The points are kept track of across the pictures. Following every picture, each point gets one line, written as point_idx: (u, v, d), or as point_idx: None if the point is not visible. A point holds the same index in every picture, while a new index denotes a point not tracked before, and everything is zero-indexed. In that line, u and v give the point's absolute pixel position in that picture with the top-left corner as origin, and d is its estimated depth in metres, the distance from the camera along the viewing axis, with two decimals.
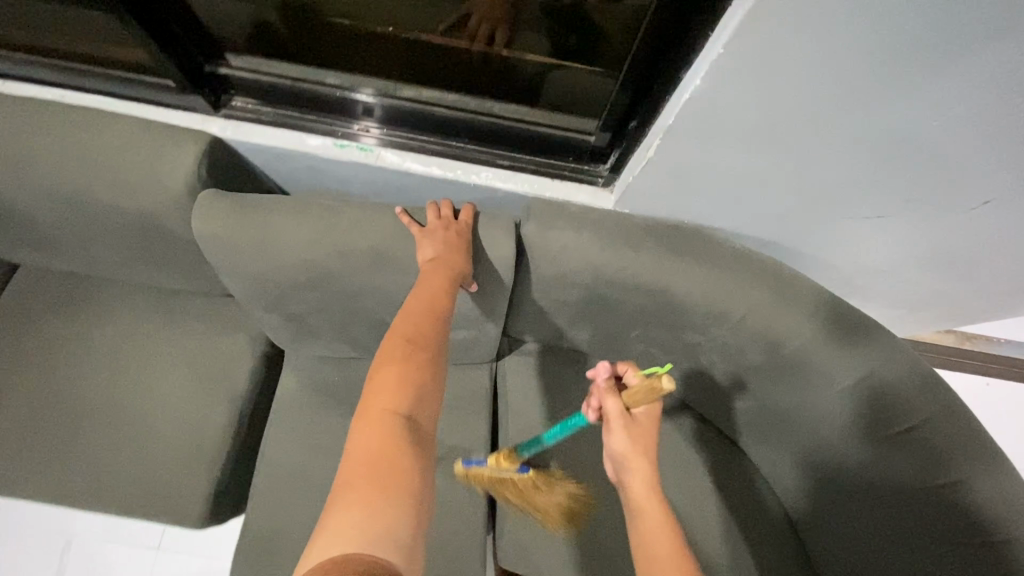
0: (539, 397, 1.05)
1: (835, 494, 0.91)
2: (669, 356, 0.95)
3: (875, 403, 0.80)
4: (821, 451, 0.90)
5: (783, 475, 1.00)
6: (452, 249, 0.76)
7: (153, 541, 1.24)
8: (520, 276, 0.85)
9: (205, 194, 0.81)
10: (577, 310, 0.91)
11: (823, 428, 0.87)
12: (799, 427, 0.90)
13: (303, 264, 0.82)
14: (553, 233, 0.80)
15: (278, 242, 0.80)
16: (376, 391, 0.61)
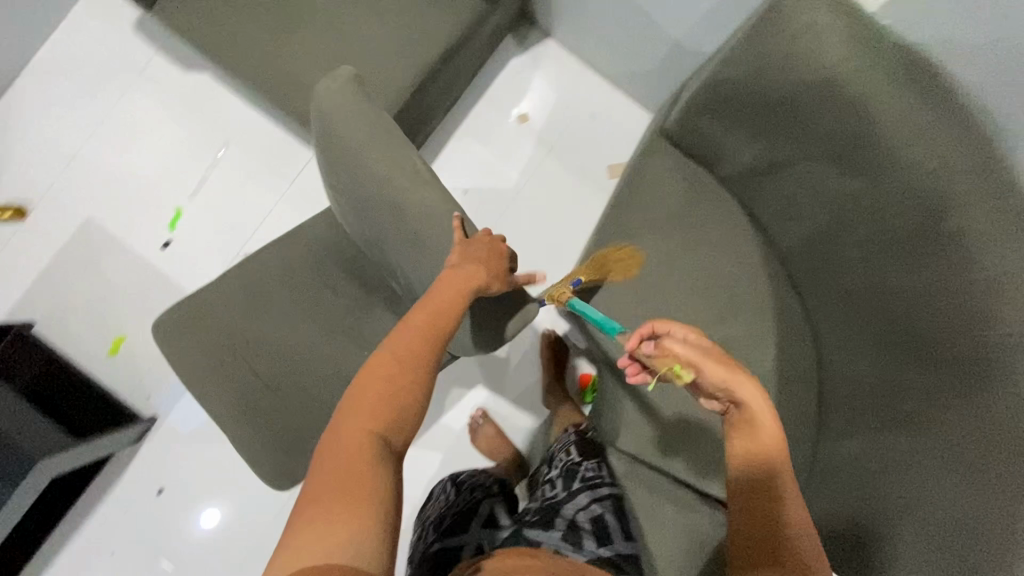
0: (669, 197, 1.19)
1: (889, 382, 0.97)
2: (814, 200, 1.01)
3: (984, 303, 0.81)
4: (901, 336, 0.95)
5: (846, 355, 1.07)
6: (476, 270, 0.87)
7: (291, 174, 1.43)
8: (740, 50, 0.91)
9: (347, 71, 0.95)
10: (762, 116, 0.97)
11: (916, 312, 0.91)
12: (892, 309, 0.95)
13: (372, 181, 0.93)
14: (806, 16, 0.83)
15: (366, 153, 0.91)
16: (370, 399, 0.72)
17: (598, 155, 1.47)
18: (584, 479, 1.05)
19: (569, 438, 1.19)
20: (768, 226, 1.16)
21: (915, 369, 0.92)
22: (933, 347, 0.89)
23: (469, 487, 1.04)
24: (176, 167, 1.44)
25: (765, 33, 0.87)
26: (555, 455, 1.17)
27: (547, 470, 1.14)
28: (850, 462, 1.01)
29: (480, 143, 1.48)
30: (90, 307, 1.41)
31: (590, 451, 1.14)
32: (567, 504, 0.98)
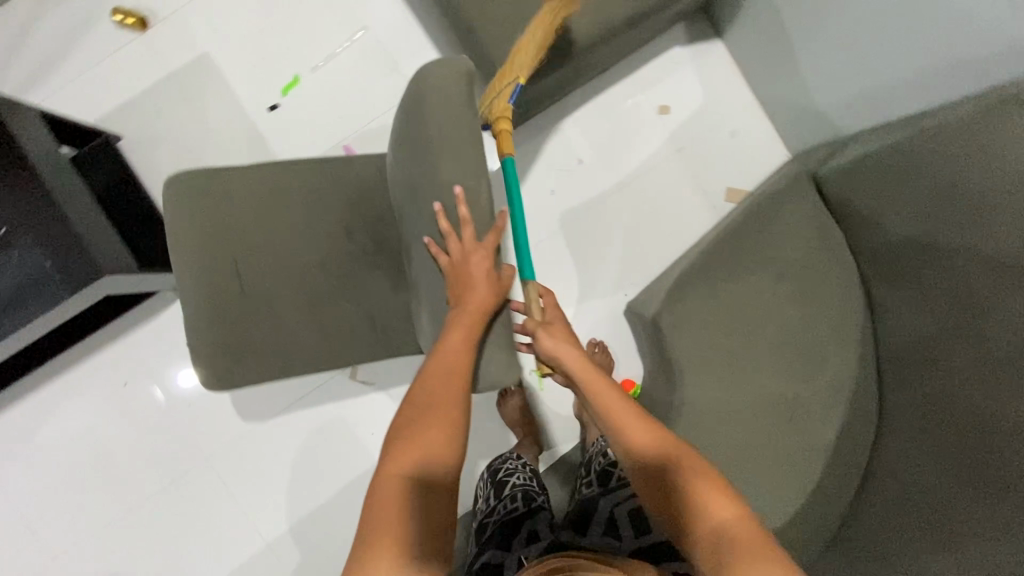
0: (792, 243, 1.17)
1: (946, 505, 0.92)
2: (946, 303, 0.96)
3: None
4: (972, 465, 0.89)
5: (907, 466, 1.02)
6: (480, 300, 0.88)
7: (417, 84, 1.39)
8: (960, 124, 0.88)
9: (462, 59, 0.87)
10: (935, 201, 0.93)
11: (1012, 452, 0.84)
12: (983, 439, 0.88)
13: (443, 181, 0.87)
14: None
15: (448, 156, 0.85)
16: (404, 450, 0.80)
17: (721, 175, 1.41)
18: (620, 476, 1.06)
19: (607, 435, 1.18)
20: (884, 314, 1.10)
21: (978, 495, 0.88)
22: (1002, 479, 0.85)
23: (510, 496, 1.08)
24: (309, 35, 1.38)
25: (1000, 115, 0.83)
26: (595, 451, 1.17)
27: (588, 468, 1.15)
28: (878, 562, 0.98)
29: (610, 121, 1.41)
30: (179, 141, 1.37)
31: None
32: (604, 499, 1.02)
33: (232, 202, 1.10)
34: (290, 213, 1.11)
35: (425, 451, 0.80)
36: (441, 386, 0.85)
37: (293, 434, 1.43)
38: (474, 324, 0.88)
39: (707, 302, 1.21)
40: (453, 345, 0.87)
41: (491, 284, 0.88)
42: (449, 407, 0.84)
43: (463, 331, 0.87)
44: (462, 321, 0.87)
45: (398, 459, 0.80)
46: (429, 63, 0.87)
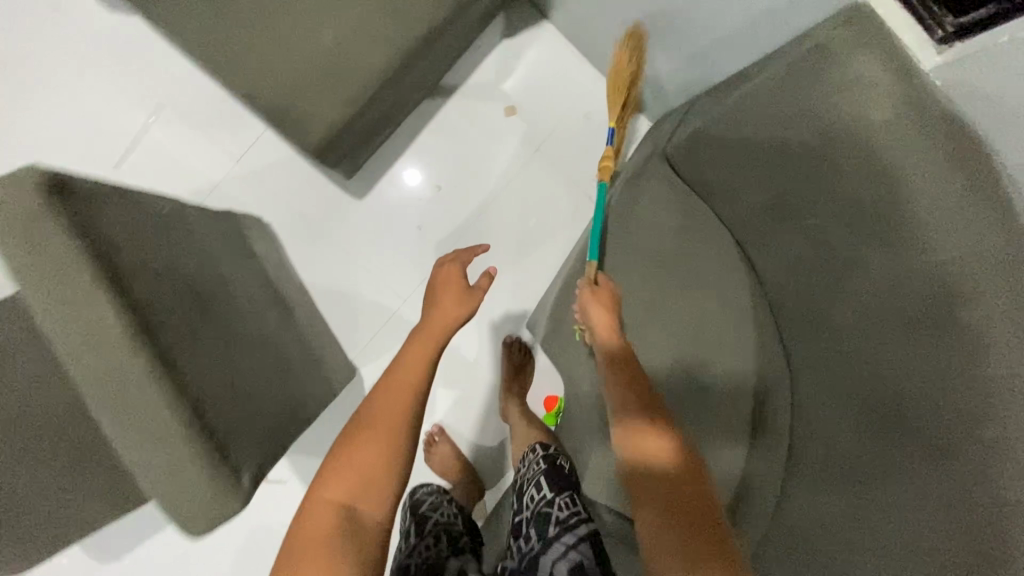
0: (663, 230, 1.09)
1: (858, 457, 0.91)
2: (820, 258, 0.91)
3: (982, 393, 0.73)
4: (878, 415, 0.88)
5: (820, 423, 1.00)
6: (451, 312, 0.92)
7: (237, 152, 1.25)
8: (776, 87, 0.80)
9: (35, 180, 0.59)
10: (777, 165, 0.87)
11: (909, 399, 0.83)
12: (883, 389, 0.87)
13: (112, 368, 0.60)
14: (859, 66, 0.72)
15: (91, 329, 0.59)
16: (336, 477, 0.71)
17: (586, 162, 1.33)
18: (559, 520, 0.94)
19: (540, 462, 1.10)
20: (770, 280, 1.04)
21: (892, 445, 0.85)
22: (908, 425, 0.83)
23: (432, 534, 1.01)
24: (100, 131, 1.23)
25: (810, 72, 0.76)
26: (526, 483, 1.08)
27: (519, 502, 1.06)
28: (818, 531, 0.92)
29: (457, 138, 1.32)
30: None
31: (563, 483, 1.04)
32: (547, 550, 0.90)
33: None
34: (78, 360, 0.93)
35: (359, 474, 0.71)
36: (390, 410, 0.76)
37: (218, 555, 1.32)
38: (441, 338, 0.88)
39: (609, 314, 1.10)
40: (408, 367, 0.81)
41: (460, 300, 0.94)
42: (389, 421, 0.75)
43: (443, 333, 0.89)
44: (427, 335, 0.86)
45: (333, 487, 0.70)
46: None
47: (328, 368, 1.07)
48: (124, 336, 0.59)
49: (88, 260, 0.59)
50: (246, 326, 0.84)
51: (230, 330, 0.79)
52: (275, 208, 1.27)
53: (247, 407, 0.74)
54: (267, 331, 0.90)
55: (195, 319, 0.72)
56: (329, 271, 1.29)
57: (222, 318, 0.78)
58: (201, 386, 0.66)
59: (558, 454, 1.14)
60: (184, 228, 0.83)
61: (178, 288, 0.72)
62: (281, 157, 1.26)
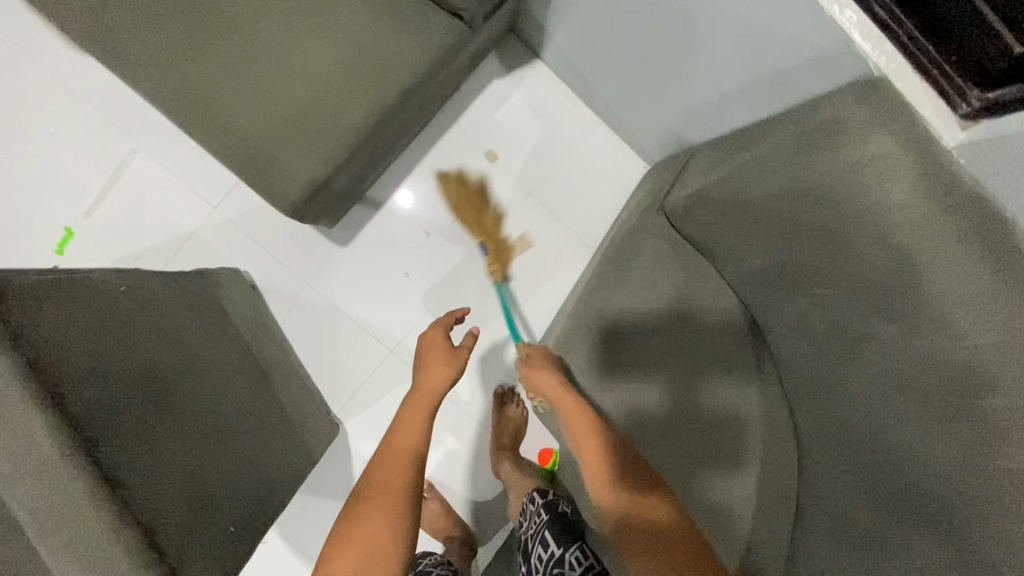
0: (663, 288, 1.01)
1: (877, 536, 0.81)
2: (832, 327, 0.85)
3: (1002, 489, 0.66)
4: (898, 497, 0.80)
5: (831, 495, 0.90)
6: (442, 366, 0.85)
7: (213, 199, 1.19)
8: (788, 152, 0.76)
9: None
10: (786, 232, 0.81)
11: (937, 485, 0.74)
12: (907, 470, 0.78)
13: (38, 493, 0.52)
14: (876, 141, 0.66)
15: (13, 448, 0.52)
16: (337, 563, 0.64)
17: (582, 208, 1.28)
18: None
19: (541, 514, 0.98)
20: (778, 348, 0.97)
21: (913, 534, 0.76)
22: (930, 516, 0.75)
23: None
24: (70, 176, 1.17)
25: (821, 144, 0.71)
26: (530, 540, 0.97)
27: (528, 566, 0.95)
28: None
29: (449, 181, 1.26)
30: None
31: (571, 535, 0.92)
32: None
33: None
34: None
35: (363, 555, 0.64)
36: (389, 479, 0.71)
37: None
38: (436, 394, 0.82)
39: (604, 379, 1.01)
40: (406, 432, 0.75)
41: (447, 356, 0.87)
42: (388, 492, 0.69)
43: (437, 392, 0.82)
44: (419, 397, 0.80)
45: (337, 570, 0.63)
46: None
47: (306, 435, 1.00)
48: (63, 458, 0.53)
49: (25, 376, 0.53)
50: (218, 410, 0.78)
51: (196, 421, 0.72)
52: (253, 257, 1.20)
53: (208, 512, 0.66)
54: (241, 408, 0.84)
55: (154, 421, 0.65)
56: (313, 322, 1.23)
57: (187, 406, 0.72)
58: (156, 502, 0.59)
59: (559, 501, 1.02)
60: (147, 304, 0.77)
61: (134, 385, 0.65)
62: (260, 204, 1.20)
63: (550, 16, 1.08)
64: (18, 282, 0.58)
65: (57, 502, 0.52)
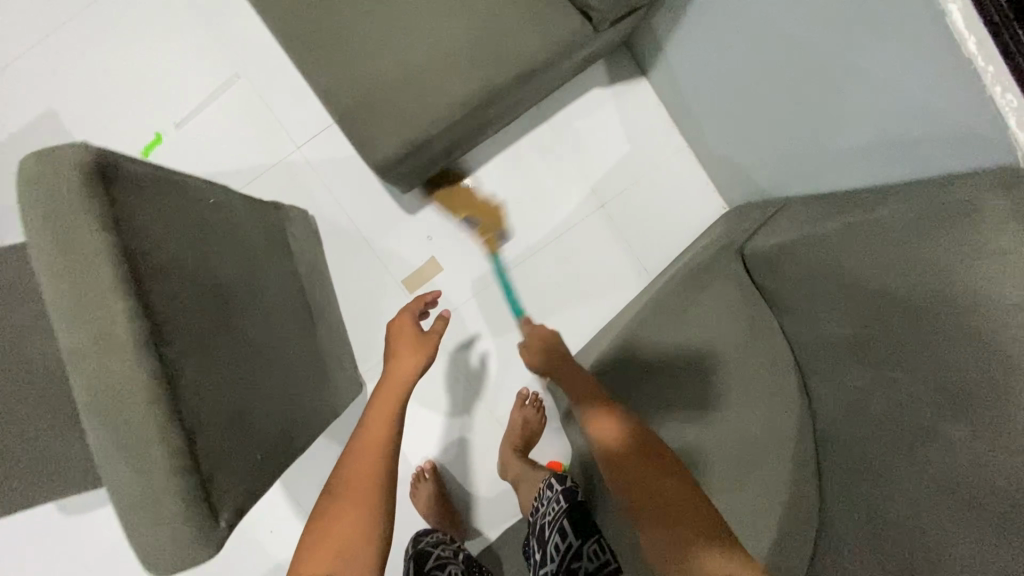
0: (724, 330, 1.00)
1: None
2: (893, 414, 0.80)
3: None
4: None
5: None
6: (408, 362, 0.88)
7: (299, 138, 1.21)
8: (900, 227, 0.73)
9: (74, 146, 0.53)
10: (870, 309, 0.79)
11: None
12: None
13: (101, 374, 0.53)
14: (1006, 234, 0.62)
15: (85, 326, 0.52)
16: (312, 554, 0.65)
17: (650, 234, 1.26)
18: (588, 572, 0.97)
19: (559, 502, 1.05)
20: (825, 425, 0.93)
21: None
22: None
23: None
24: (174, 85, 1.20)
25: (940, 224, 0.69)
26: (546, 523, 1.05)
27: (540, 547, 1.05)
28: None
29: (523, 174, 1.25)
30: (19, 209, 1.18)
31: (587, 527, 1.01)
32: None
33: None
34: None
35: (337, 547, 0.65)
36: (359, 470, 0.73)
37: None
38: (401, 389, 0.84)
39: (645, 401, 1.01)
40: (374, 425, 0.77)
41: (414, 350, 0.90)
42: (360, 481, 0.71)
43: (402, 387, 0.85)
44: (387, 389, 0.83)
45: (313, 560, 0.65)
46: (27, 164, 0.52)
47: (335, 387, 1.01)
48: (133, 347, 0.53)
49: (119, 256, 0.53)
50: (268, 342, 0.79)
51: (248, 343, 0.72)
52: (322, 202, 1.22)
53: (244, 433, 0.66)
54: (287, 344, 0.85)
55: (214, 333, 0.65)
56: (364, 278, 1.24)
57: (243, 330, 0.72)
58: (202, 413, 0.59)
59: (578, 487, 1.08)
60: (230, 220, 0.78)
61: (202, 294, 0.65)
62: (342, 154, 1.22)
63: (672, 37, 1.07)
64: (127, 165, 0.58)
65: (121, 388, 0.53)
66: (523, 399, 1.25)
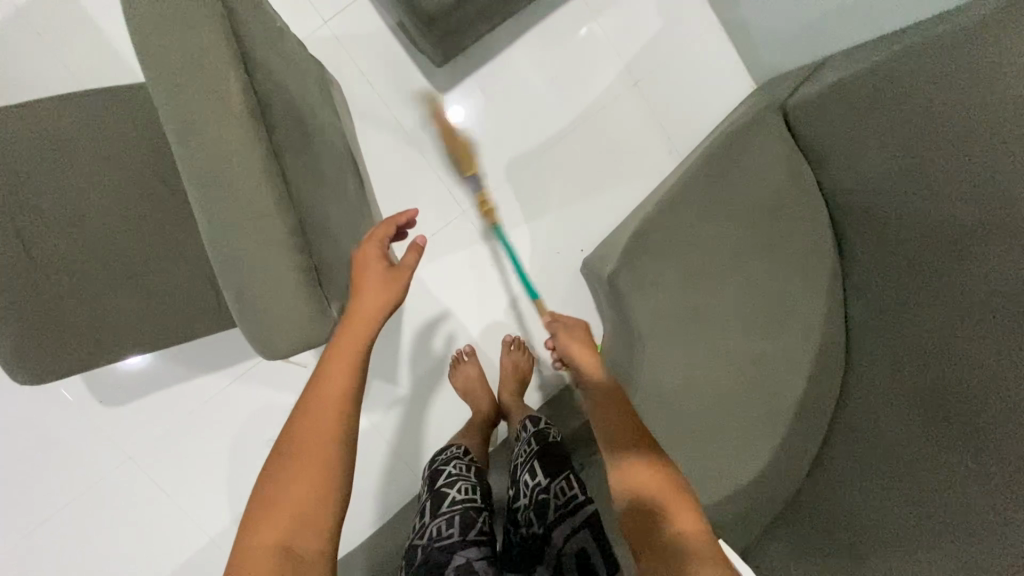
0: (763, 185, 1.04)
1: (901, 436, 0.86)
2: (916, 240, 0.85)
3: (1012, 375, 0.72)
4: (927, 386, 0.83)
5: (873, 401, 0.92)
6: (378, 298, 0.65)
7: (325, 14, 1.18)
8: (947, 41, 0.77)
9: None
10: (914, 140, 0.83)
11: (972, 375, 0.77)
12: (950, 368, 0.80)
13: (210, 147, 0.54)
14: None
15: (195, 101, 0.53)
16: (261, 520, 0.55)
17: (679, 113, 1.29)
18: (558, 506, 0.93)
19: (530, 443, 1.02)
20: (856, 268, 0.98)
21: (940, 436, 0.81)
22: (949, 428, 0.80)
23: (446, 517, 0.92)
24: None
25: (988, 33, 0.73)
26: (519, 464, 1.01)
27: (513, 485, 1.00)
28: (843, 514, 0.90)
29: (553, 50, 1.26)
30: (37, 89, 1.12)
31: (558, 464, 0.97)
32: (551, 541, 0.91)
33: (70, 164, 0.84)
34: (124, 169, 0.86)
35: (288, 513, 0.55)
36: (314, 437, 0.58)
37: (221, 425, 1.29)
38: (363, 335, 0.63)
39: (689, 257, 1.06)
40: (333, 371, 0.61)
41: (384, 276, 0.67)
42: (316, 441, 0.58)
43: (368, 329, 0.64)
44: (352, 329, 0.63)
45: (267, 526, 0.55)
46: None
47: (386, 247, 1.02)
48: (247, 122, 0.54)
49: (224, 35, 0.54)
50: (340, 175, 0.79)
51: (323, 163, 0.72)
52: (352, 79, 1.19)
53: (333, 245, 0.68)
54: (351, 186, 0.85)
55: (301, 140, 0.66)
56: (397, 160, 1.23)
57: (322, 156, 0.73)
58: (302, 205, 0.61)
59: (550, 428, 1.06)
60: (293, 52, 0.77)
61: (288, 103, 0.66)
62: (371, 31, 1.19)
63: None
64: None
65: (232, 162, 0.54)
66: (508, 340, 1.25)
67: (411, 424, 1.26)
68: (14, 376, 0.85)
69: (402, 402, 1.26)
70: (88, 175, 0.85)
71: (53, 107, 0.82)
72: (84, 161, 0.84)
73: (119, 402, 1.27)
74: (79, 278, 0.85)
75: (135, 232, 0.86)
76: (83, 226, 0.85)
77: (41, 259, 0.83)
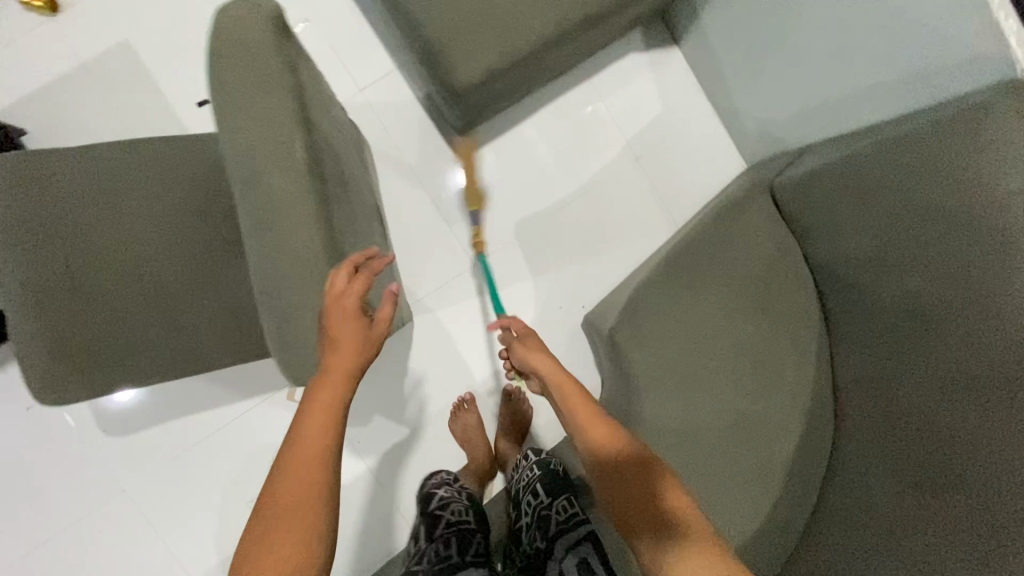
0: (753, 254, 1.12)
1: (892, 501, 0.91)
2: (893, 313, 0.93)
3: (994, 447, 0.79)
4: (914, 453, 0.89)
5: (863, 465, 0.98)
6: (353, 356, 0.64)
7: (362, 82, 1.31)
8: (912, 138, 0.89)
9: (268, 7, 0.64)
10: (886, 222, 0.92)
11: (958, 444, 0.83)
12: (935, 437, 0.86)
13: (271, 191, 0.61)
14: (998, 131, 0.78)
15: (261, 150, 0.61)
16: None
17: (677, 186, 1.41)
18: (559, 522, 0.98)
19: (533, 469, 1.07)
20: (842, 337, 1.05)
21: (926, 501, 0.87)
22: (938, 494, 0.85)
23: (442, 540, 0.99)
24: None
25: (949, 133, 0.83)
26: (521, 487, 1.07)
27: (516, 507, 1.07)
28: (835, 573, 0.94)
29: (564, 124, 1.39)
30: (90, 135, 1.23)
31: (559, 486, 1.03)
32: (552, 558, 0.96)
33: (123, 201, 0.92)
34: (172, 208, 0.94)
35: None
36: (303, 491, 0.61)
37: (220, 461, 1.30)
38: (340, 391, 0.64)
39: (685, 317, 1.12)
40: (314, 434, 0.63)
41: (359, 329, 0.64)
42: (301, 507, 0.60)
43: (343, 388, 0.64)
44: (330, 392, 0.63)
45: None
46: (229, 25, 0.64)
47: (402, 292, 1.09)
48: (303, 174, 0.62)
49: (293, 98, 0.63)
50: (365, 222, 0.86)
51: (357, 211, 0.80)
52: (380, 138, 1.31)
53: None
54: (377, 233, 0.92)
55: (342, 190, 0.74)
56: (415, 213, 1.32)
57: (357, 205, 0.81)
58: (342, 248, 0.68)
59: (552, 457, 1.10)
60: (339, 114, 0.88)
61: (335, 158, 0.74)
62: (402, 98, 1.32)
63: (709, 3, 1.25)
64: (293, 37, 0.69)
65: (287, 204, 0.61)
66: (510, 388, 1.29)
67: (409, 468, 1.28)
68: (37, 397, 0.89)
69: (401, 446, 1.28)
70: (139, 212, 0.93)
71: (118, 150, 0.92)
72: (138, 200, 0.92)
73: (123, 431, 1.28)
74: (117, 307, 0.91)
75: (174, 265, 0.93)
76: (126, 257, 0.92)
77: (83, 286, 0.90)
